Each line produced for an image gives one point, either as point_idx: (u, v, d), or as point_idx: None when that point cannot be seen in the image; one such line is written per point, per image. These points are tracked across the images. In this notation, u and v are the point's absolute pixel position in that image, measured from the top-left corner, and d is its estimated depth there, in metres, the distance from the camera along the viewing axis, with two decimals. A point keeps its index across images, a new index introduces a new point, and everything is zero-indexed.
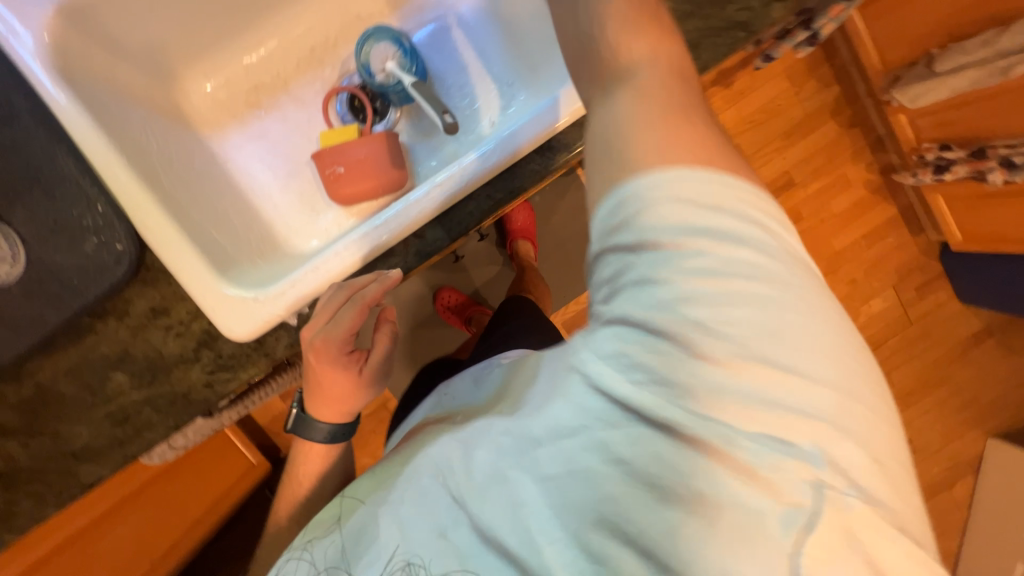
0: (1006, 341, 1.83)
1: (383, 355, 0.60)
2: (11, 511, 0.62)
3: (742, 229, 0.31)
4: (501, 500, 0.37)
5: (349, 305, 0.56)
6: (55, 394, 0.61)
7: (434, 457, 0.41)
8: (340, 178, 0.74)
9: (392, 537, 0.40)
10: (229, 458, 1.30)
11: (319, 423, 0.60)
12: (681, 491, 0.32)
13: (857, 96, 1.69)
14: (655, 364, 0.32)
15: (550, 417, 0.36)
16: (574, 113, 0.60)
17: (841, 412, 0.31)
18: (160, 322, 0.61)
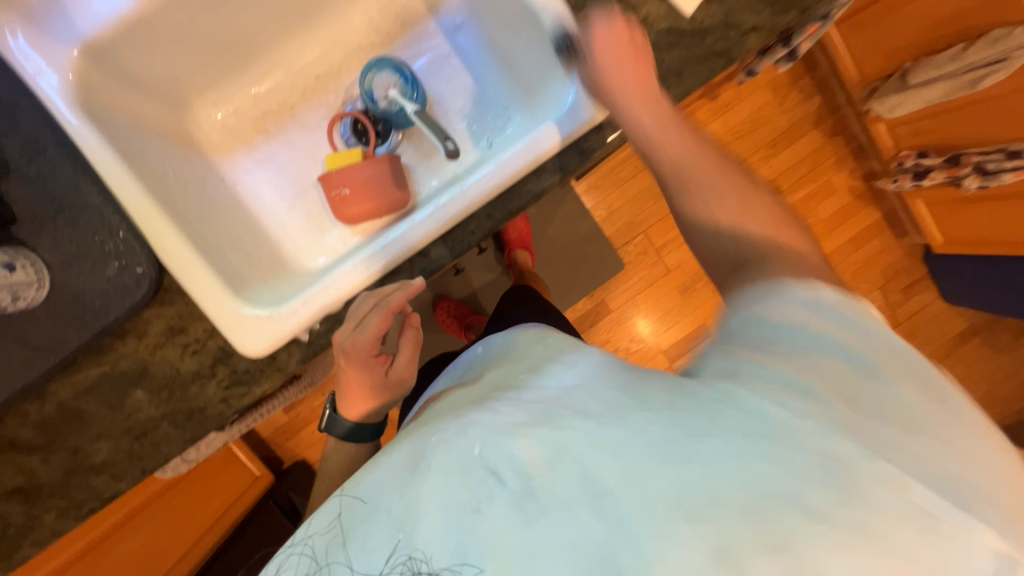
0: (991, 339, 1.88)
1: (408, 358, 0.64)
2: (32, 525, 0.64)
3: (848, 303, 0.41)
4: (572, 477, 0.35)
5: (376, 311, 0.60)
6: (75, 412, 0.64)
7: (471, 432, 0.39)
8: (346, 200, 0.77)
9: (416, 521, 0.36)
10: (234, 470, 1.34)
11: (346, 422, 0.64)
12: (794, 477, 0.32)
13: (838, 106, 1.75)
14: (770, 377, 0.36)
15: (638, 407, 0.37)
16: (569, 137, 0.64)
17: (950, 435, 0.34)
18: (178, 340, 0.64)
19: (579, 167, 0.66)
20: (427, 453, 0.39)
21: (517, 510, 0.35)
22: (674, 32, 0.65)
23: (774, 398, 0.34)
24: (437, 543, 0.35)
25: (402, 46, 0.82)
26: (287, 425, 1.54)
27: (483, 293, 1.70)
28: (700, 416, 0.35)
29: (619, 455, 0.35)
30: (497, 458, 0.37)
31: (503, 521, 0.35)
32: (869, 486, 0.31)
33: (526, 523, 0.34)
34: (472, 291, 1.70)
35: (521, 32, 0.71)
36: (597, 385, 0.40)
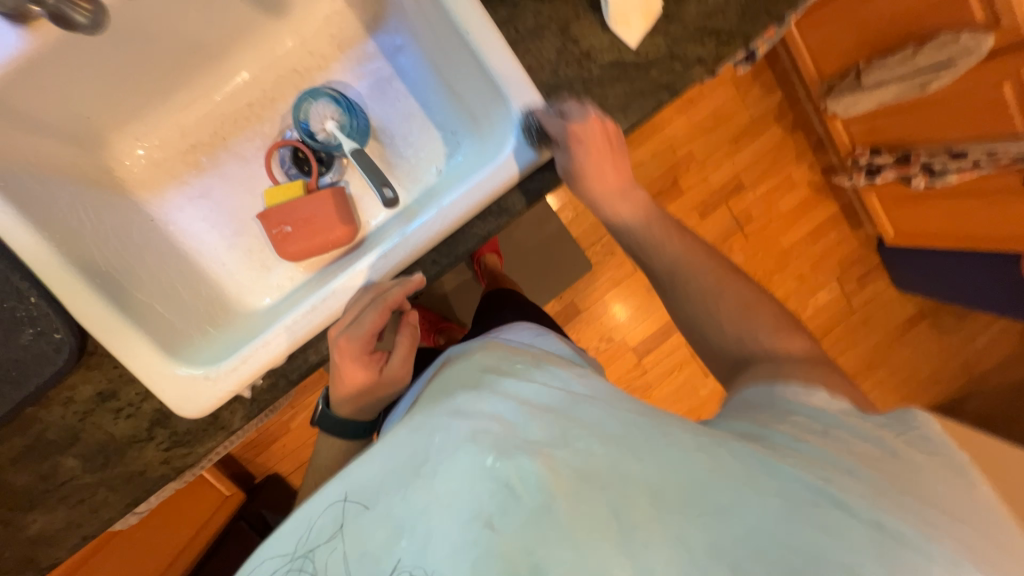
0: (936, 322, 1.99)
1: (404, 356, 0.64)
2: None
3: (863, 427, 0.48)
4: (591, 502, 0.39)
5: (372, 308, 0.58)
6: (0, 484, 0.60)
7: (492, 438, 0.42)
8: (288, 238, 0.74)
9: (440, 533, 0.39)
10: (202, 494, 1.32)
11: (340, 419, 0.65)
12: (820, 524, 0.38)
13: (798, 101, 1.77)
14: (804, 452, 0.44)
15: (673, 440, 0.42)
16: (512, 181, 0.63)
17: (957, 521, 0.41)
18: (109, 405, 0.60)
19: (525, 207, 0.65)
20: (436, 458, 0.42)
21: (531, 529, 0.39)
22: (618, 66, 0.63)
23: (808, 469, 0.42)
24: (451, 557, 0.38)
25: (341, 69, 0.78)
26: (256, 442, 1.52)
27: (454, 297, 1.69)
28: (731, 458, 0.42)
29: (631, 483, 0.40)
30: (512, 472, 0.40)
31: (517, 537, 0.38)
32: (875, 539, 0.38)
33: (543, 548, 0.38)
34: (439, 297, 1.68)
35: (462, 63, 0.68)
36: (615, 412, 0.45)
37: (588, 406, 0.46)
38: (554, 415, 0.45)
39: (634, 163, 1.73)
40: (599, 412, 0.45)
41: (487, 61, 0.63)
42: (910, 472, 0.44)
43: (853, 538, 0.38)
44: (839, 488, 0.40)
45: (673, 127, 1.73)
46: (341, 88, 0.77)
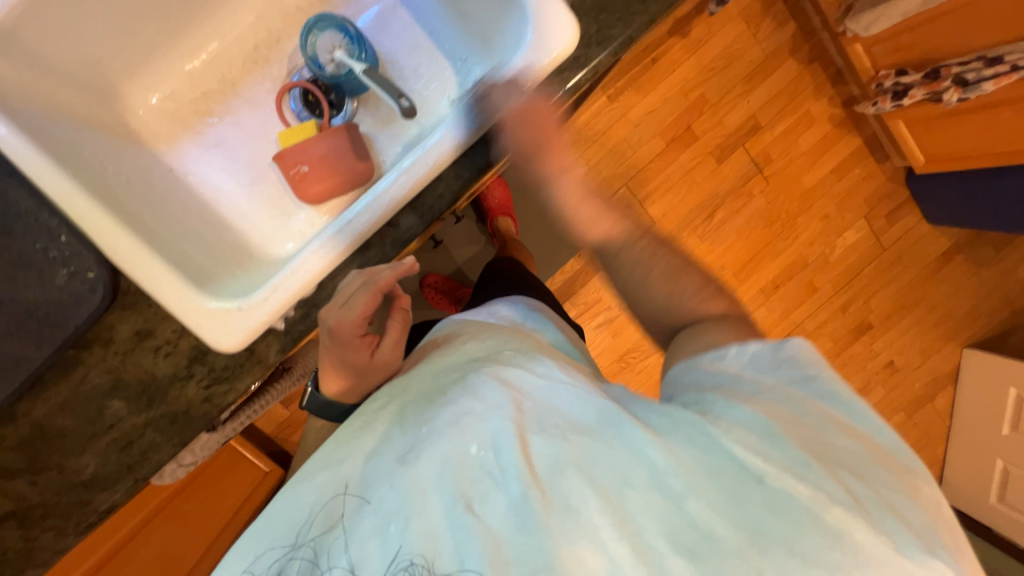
0: (974, 255, 1.91)
1: (396, 339, 0.63)
2: (30, 547, 0.63)
3: (822, 392, 0.50)
4: (562, 485, 0.44)
5: (365, 290, 0.58)
6: (52, 430, 0.61)
7: (472, 427, 0.47)
8: (306, 177, 0.73)
9: (422, 520, 0.43)
10: (240, 470, 1.31)
11: (332, 403, 0.63)
12: (755, 496, 0.43)
13: (812, 31, 1.70)
14: (746, 415, 0.47)
15: (639, 429, 0.47)
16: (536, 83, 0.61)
17: (895, 494, 0.44)
18: (148, 344, 0.61)
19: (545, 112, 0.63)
20: (423, 447, 0.47)
21: (512, 513, 0.43)
22: None
23: (748, 445, 0.45)
24: (435, 538, 0.42)
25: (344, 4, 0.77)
26: (290, 418, 1.56)
27: (468, 264, 1.66)
28: (678, 446, 0.46)
29: (600, 467, 0.45)
30: (496, 458, 0.45)
31: (500, 521, 0.43)
32: (808, 505, 0.42)
33: (521, 530, 0.42)
34: (454, 267, 1.66)
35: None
36: (588, 401, 0.50)
37: (569, 397, 0.51)
38: (533, 405, 0.49)
39: (645, 110, 1.68)
40: (574, 402, 0.50)
41: None
42: (863, 450, 0.47)
43: (791, 503, 0.42)
44: (772, 444, 0.45)
45: (683, 70, 1.68)
46: (347, 20, 0.75)
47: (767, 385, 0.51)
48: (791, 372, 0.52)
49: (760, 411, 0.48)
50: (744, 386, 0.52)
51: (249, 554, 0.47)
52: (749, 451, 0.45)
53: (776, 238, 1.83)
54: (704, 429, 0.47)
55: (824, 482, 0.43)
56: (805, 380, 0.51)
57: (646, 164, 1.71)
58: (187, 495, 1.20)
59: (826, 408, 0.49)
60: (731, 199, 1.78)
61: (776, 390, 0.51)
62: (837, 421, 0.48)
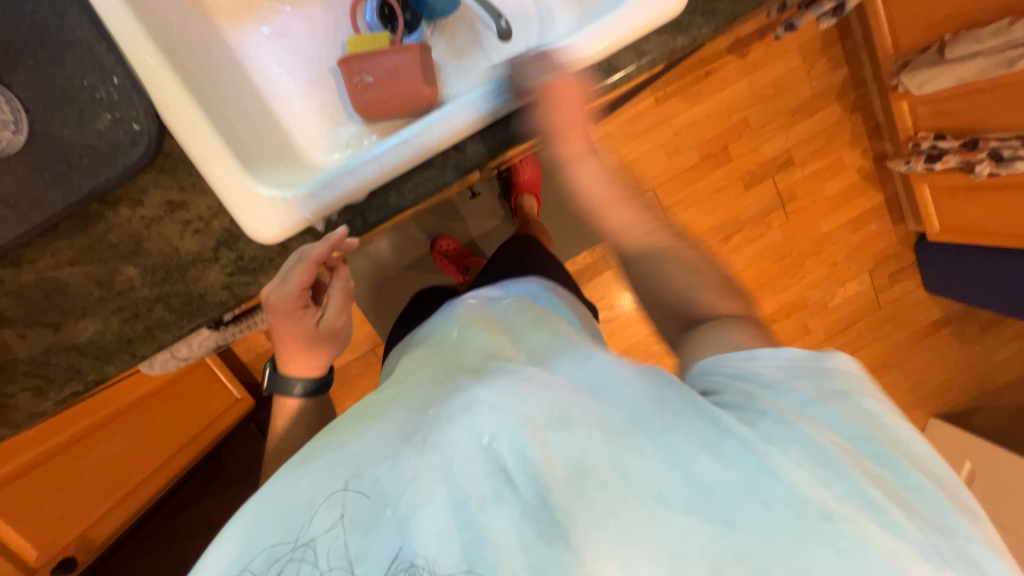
0: (959, 330, 1.98)
1: (339, 308, 0.60)
2: (4, 404, 0.59)
3: (866, 405, 0.45)
4: (586, 492, 0.39)
5: (299, 263, 0.57)
6: (57, 285, 0.57)
7: (483, 415, 0.42)
8: (369, 88, 0.70)
9: (429, 503, 0.39)
10: (214, 389, 1.23)
11: (293, 380, 0.61)
12: (813, 532, 0.38)
13: (862, 81, 1.73)
14: (791, 434, 0.42)
15: (674, 438, 0.41)
16: (645, 27, 0.59)
17: (956, 525, 0.40)
18: (178, 216, 0.58)
19: (634, 71, 0.62)
20: (432, 431, 0.42)
21: (524, 519, 0.38)
22: None
23: (797, 470, 0.40)
24: (441, 536, 0.38)
25: None
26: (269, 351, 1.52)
27: (482, 239, 1.61)
28: (719, 470, 0.40)
29: (631, 476, 0.39)
30: (507, 455, 0.40)
31: (512, 525, 0.38)
32: (865, 552, 0.37)
33: (536, 534, 0.38)
34: (468, 238, 1.61)
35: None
36: (614, 400, 0.45)
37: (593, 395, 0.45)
38: (553, 395, 0.44)
39: (687, 121, 1.69)
40: (601, 400, 0.45)
41: None
42: (919, 473, 0.42)
43: (854, 546, 0.37)
44: (830, 475, 0.40)
45: (732, 89, 1.69)
46: None
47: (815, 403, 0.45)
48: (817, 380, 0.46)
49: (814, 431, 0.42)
50: (779, 402, 0.45)
51: (248, 547, 0.41)
52: (805, 485, 0.39)
53: (783, 275, 1.85)
54: (744, 451, 0.41)
55: (890, 522, 0.38)
56: (844, 387, 0.46)
57: (676, 175, 1.72)
58: (153, 404, 1.09)
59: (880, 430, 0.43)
60: (749, 227, 1.80)
61: (824, 412, 0.44)
62: (893, 446, 0.43)
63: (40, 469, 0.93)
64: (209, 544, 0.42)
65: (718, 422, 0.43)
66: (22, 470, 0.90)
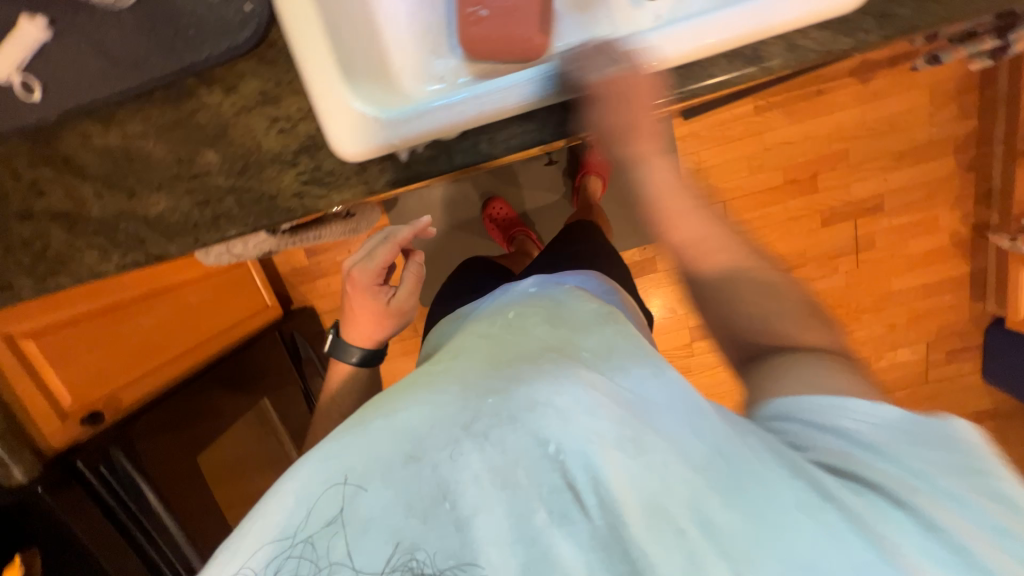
0: (1005, 428, 1.84)
1: (409, 291, 0.70)
2: (70, 255, 0.61)
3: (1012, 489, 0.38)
4: (657, 534, 0.37)
5: (385, 245, 0.67)
6: (140, 152, 0.57)
7: (552, 424, 0.42)
8: (481, 22, 0.65)
9: (487, 500, 0.40)
10: (242, 294, 1.40)
11: (352, 347, 0.71)
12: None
13: (989, 139, 1.56)
14: (908, 517, 0.37)
15: (765, 491, 0.38)
16: (804, 16, 0.51)
17: None
18: (267, 111, 0.56)
19: (779, 66, 0.55)
20: (495, 427, 0.43)
21: (591, 547, 0.38)
22: None
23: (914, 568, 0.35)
24: (497, 542, 0.38)
25: None
26: (304, 270, 1.70)
27: (535, 210, 1.56)
28: (824, 542, 0.36)
29: (714, 528, 0.37)
30: (574, 473, 0.40)
31: (573, 549, 0.38)
32: None
33: (606, 566, 0.37)
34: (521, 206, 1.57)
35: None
36: (686, 432, 0.42)
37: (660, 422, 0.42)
38: (628, 412, 0.43)
39: (781, 139, 1.56)
40: (671, 427, 0.43)
41: None
42: None
43: None
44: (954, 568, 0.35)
45: (840, 116, 1.55)
46: None
47: (933, 475, 0.38)
48: (913, 432, 0.40)
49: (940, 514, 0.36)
50: (875, 467, 0.40)
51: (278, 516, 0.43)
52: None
53: None
54: (854, 524, 0.36)
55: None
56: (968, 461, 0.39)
57: (752, 193, 1.61)
58: (192, 291, 1.21)
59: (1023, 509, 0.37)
60: (813, 265, 1.69)
61: (958, 493, 0.37)
62: None
63: (79, 326, 0.96)
64: (238, 527, 0.44)
65: (822, 486, 0.38)
66: (63, 322, 0.94)
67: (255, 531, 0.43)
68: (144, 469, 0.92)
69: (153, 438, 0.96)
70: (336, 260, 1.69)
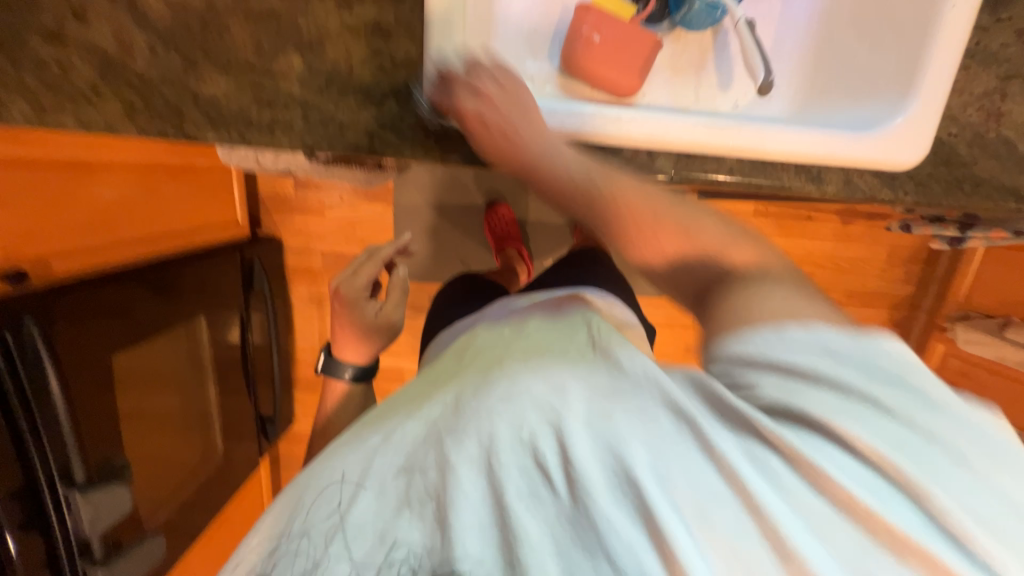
0: None
1: (393, 304, 0.80)
2: (90, 99, 0.54)
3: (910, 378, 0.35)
4: (619, 509, 0.38)
5: (370, 266, 0.81)
6: (219, 26, 0.53)
7: (520, 409, 0.43)
8: (590, 46, 0.69)
9: (465, 483, 0.42)
10: (205, 202, 1.31)
11: (343, 364, 0.79)
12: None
13: (918, 307, 1.81)
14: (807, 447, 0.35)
15: (685, 436, 0.38)
16: (864, 157, 0.59)
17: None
18: (373, 43, 0.54)
19: (833, 191, 0.61)
20: (472, 420, 0.45)
21: (558, 525, 0.40)
22: (1011, 147, 0.59)
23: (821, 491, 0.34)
24: (474, 528, 0.41)
25: None
26: (285, 198, 1.61)
27: (536, 227, 1.60)
28: (749, 475, 0.36)
29: (666, 478, 0.37)
30: (542, 453, 0.41)
31: (540, 530, 0.40)
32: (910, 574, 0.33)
33: (574, 542, 0.39)
34: (525, 218, 1.60)
35: (894, 22, 0.61)
36: (616, 390, 0.42)
37: (629, 401, 0.41)
38: (590, 391, 0.42)
39: None
40: (616, 395, 0.41)
41: (914, 52, 0.59)
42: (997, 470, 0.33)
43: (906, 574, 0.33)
44: (935, 534, 0.32)
45: (816, 244, 1.74)
46: None
47: (909, 415, 0.34)
48: (877, 361, 0.35)
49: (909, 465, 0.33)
50: (815, 407, 0.35)
51: (286, 517, 0.50)
52: (887, 548, 0.33)
53: None
54: (774, 470, 0.35)
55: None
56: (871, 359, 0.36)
57: None
58: (163, 180, 1.13)
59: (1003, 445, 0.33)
60: None
61: (879, 403, 0.34)
62: (955, 431, 0.33)
63: (44, 174, 0.84)
64: (252, 531, 0.52)
65: (757, 427, 0.36)
66: (27, 163, 0.81)
67: (272, 529, 0.50)
68: (55, 350, 0.78)
69: (75, 326, 0.82)
70: (324, 201, 1.61)
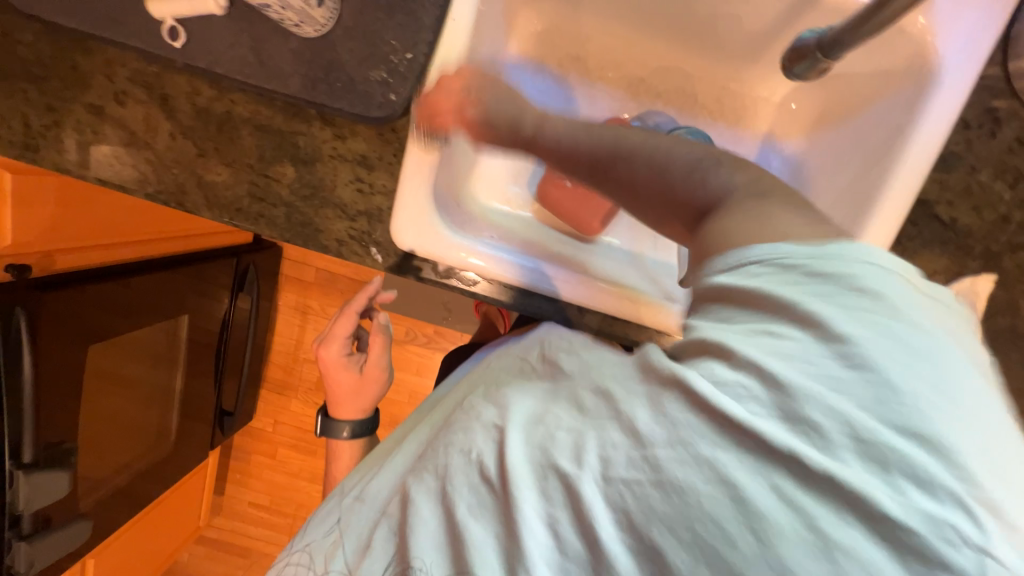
0: None
1: (372, 359, 0.92)
2: (109, 163, 0.62)
3: (840, 269, 0.33)
4: (532, 487, 0.39)
5: (343, 325, 0.90)
6: (232, 128, 0.62)
7: (464, 427, 0.48)
8: (561, 190, 0.77)
9: (423, 488, 0.47)
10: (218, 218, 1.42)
11: (340, 424, 0.94)
12: (793, 550, 0.30)
13: None
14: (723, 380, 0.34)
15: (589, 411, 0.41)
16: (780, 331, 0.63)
17: (952, 426, 0.29)
18: (357, 170, 0.62)
19: None
20: (435, 441, 0.51)
21: (496, 525, 0.41)
22: None
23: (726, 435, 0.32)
24: (430, 534, 0.45)
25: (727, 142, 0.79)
26: None
27: None
28: (648, 423, 0.35)
29: (579, 450, 0.38)
30: (482, 467, 0.43)
31: (483, 532, 0.41)
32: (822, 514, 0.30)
33: (505, 540, 0.40)
34: None
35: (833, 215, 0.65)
36: (534, 406, 0.46)
37: (558, 407, 0.44)
38: (519, 405, 0.46)
39: None
40: (542, 405, 0.45)
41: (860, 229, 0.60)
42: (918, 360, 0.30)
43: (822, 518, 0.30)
44: (799, 435, 0.31)
45: None
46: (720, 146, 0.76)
47: (823, 323, 0.32)
48: (822, 269, 0.34)
49: (798, 375, 0.31)
50: (728, 339, 0.35)
51: (308, 540, 0.61)
52: (792, 481, 0.30)
53: None
54: (668, 423, 0.35)
55: (863, 470, 0.29)
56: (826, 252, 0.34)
57: None
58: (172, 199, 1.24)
59: (944, 360, 0.30)
60: None
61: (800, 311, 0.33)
62: (874, 320, 0.31)
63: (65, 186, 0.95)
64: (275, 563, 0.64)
65: (661, 374, 0.37)
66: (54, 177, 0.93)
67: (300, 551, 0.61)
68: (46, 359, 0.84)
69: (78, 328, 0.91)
70: None
